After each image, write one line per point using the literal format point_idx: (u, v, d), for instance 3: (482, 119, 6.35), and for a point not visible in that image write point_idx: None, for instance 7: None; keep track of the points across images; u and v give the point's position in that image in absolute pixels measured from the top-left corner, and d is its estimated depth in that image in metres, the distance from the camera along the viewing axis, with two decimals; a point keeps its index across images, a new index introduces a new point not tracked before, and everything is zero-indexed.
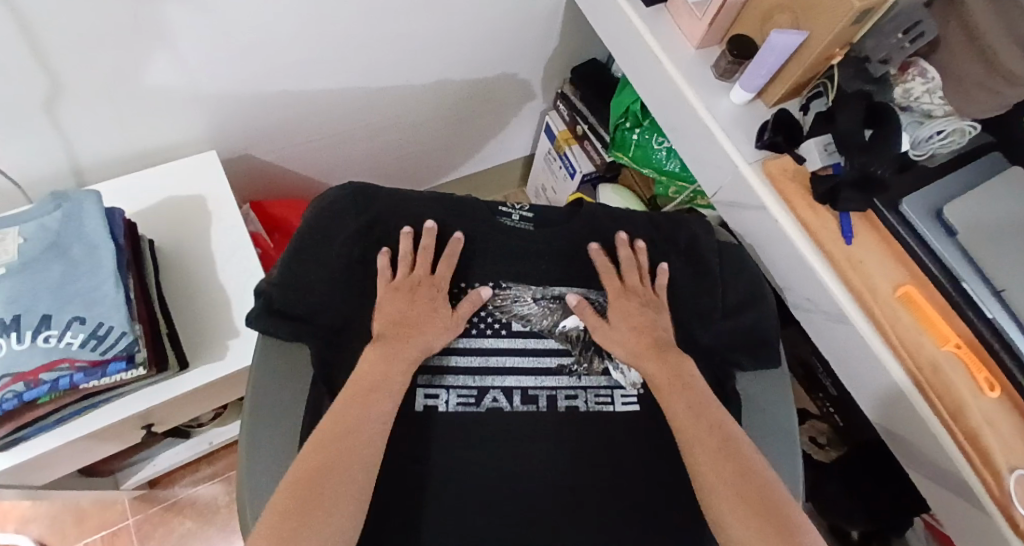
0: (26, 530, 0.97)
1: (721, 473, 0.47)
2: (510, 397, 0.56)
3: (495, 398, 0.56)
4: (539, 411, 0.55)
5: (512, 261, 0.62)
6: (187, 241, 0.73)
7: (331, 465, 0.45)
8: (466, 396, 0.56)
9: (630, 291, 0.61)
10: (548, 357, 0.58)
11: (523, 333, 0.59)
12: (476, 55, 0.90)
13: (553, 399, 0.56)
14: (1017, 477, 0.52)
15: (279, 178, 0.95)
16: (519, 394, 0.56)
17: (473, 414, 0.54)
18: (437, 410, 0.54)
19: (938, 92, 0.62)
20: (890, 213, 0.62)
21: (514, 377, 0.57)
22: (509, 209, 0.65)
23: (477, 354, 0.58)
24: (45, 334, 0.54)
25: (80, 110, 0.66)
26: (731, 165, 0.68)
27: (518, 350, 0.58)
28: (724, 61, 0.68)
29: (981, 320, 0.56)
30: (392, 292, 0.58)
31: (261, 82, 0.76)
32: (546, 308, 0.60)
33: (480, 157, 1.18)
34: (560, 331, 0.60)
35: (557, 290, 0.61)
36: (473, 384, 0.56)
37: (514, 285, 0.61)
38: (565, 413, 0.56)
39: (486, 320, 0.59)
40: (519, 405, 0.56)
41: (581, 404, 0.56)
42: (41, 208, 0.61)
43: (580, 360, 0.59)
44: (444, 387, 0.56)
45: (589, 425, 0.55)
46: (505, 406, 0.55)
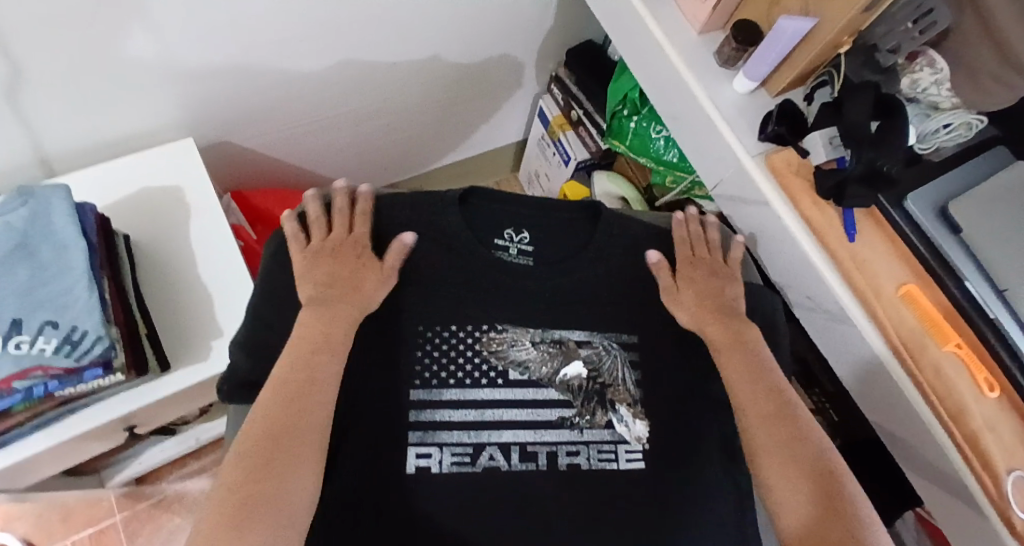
0: (10, 528, 0.95)
1: (763, 425, 0.55)
2: (508, 455, 0.56)
3: (492, 455, 0.56)
4: (539, 469, 0.56)
5: (521, 303, 0.60)
6: (164, 236, 0.69)
7: (284, 434, 0.49)
8: (461, 455, 0.55)
9: (699, 260, 0.64)
10: (548, 410, 0.58)
11: (522, 383, 0.58)
12: (465, 35, 0.86)
13: (554, 455, 0.56)
14: (1014, 477, 0.52)
15: (262, 165, 0.91)
16: (518, 451, 0.56)
17: (469, 473, 0.55)
18: (430, 470, 0.54)
19: (946, 83, 0.60)
20: (896, 210, 0.60)
21: (511, 432, 0.57)
22: (506, 241, 0.62)
23: (473, 407, 0.57)
24: (15, 340, 0.52)
25: (44, 97, 0.62)
26: (734, 158, 0.66)
27: (516, 401, 0.58)
28: (727, 47, 0.66)
29: (984, 321, 0.55)
30: (308, 259, 0.58)
31: (241, 64, 0.72)
32: (545, 353, 0.59)
33: (471, 142, 1.15)
34: (560, 378, 0.59)
35: (558, 333, 0.60)
36: (469, 442, 0.56)
37: (511, 327, 0.59)
38: (566, 471, 0.56)
39: (482, 368, 0.58)
40: (518, 462, 0.56)
41: (582, 462, 0.57)
42: (5, 204, 0.57)
43: (582, 412, 0.58)
44: (436, 446, 0.55)
45: (593, 483, 0.56)
46: (503, 464, 0.56)
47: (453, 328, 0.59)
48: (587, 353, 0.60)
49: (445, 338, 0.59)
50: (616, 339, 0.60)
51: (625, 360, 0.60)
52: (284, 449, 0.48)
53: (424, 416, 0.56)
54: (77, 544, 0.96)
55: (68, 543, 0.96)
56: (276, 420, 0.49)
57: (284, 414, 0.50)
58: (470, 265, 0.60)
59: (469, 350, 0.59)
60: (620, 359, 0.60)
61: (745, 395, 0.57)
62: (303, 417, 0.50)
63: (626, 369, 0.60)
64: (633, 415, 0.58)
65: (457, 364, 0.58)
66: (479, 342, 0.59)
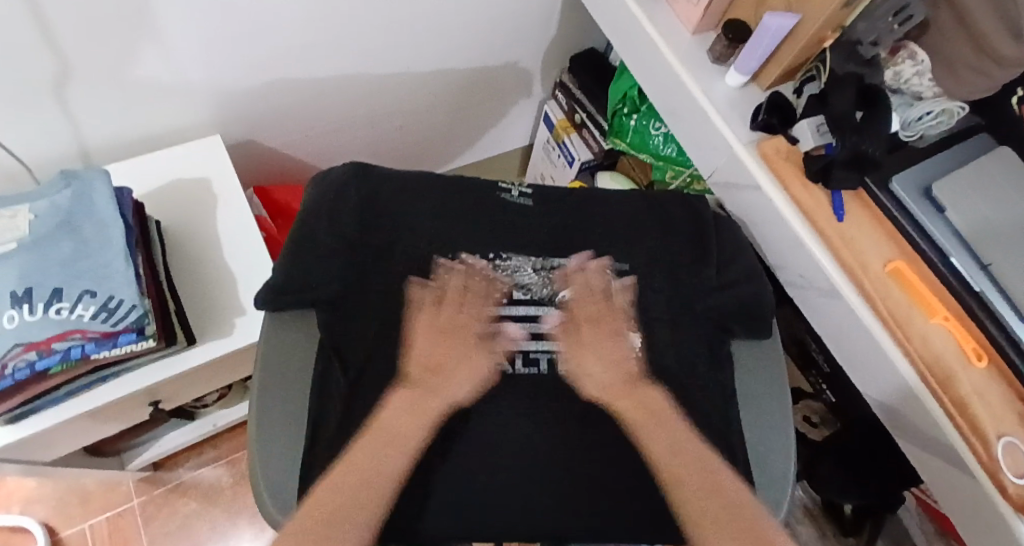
0: (30, 511, 0.98)
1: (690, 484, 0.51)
2: (513, 361, 0.57)
3: (498, 361, 0.57)
4: (541, 373, 0.57)
5: (523, 237, 0.63)
6: (191, 220, 0.74)
7: (361, 484, 0.48)
8: (470, 359, 0.57)
9: (594, 317, 0.60)
10: (548, 324, 0.60)
11: (524, 302, 0.61)
12: (475, 42, 0.92)
13: (555, 362, 0.58)
14: (1006, 443, 0.54)
15: (282, 164, 0.97)
16: (521, 357, 0.58)
17: (478, 376, 0.56)
18: (442, 373, 0.56)
19: (927, 73, 0.64)
20: (882, 191, 0.63)
21: (516, 341, 0.59)
22: (509, 185, 0.66)
23: (480, 320, 0.60)
24: (57, 306, 0.56)
25: (87, 91, 0.67)
26: (727, 146, 0.70)
27: (520, 317, 0.60)
28: (720, 44, 0.70)
29: (969, 293, 0.58)
30: (338, 319, 0.56)
31: (265, 67, 0.77)
32: (545, 278, 0.62)
33: (481, 146, 1.20)
34: (559, 300, 0.61)
35: (556, 261, 0.63)
36: (476, 348, 0.58)
37: (515, 256, 0.62)
38: (566, 375, 0.57)
39: (488, 289, 0.61)
40: (522, 367, 0.57)
41: (582, 368, 0.58)
42: (51, 185, 0.63)
43: (580, 326, 0.60)
44: (447, 351, 0.57)
45: (593, 386, 0.57)
46: (508, 369, 0.57)
47: (462, 259, 0.61)
48: (584, 278, 0.62)
49: (456, 267, 0.61)
50: (611, 267, 0.63)
51: (619, 285, 0.62)
52: (366, 494, 0.48)
53: (434, 327, 0.58)
54: (95, 528, 0.99)
55: (86, 526, 0.99)
56: (368, 451, 0.50)
57: (364, 459, 0.50)
58: (483, 207, 0.64)
59: (476, 276, 0.61)
60: (615, 283, 0.62)
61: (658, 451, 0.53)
62: (393, 453, 0.51)
63: (620, 292, 0.61)
64: (630, 329, 0.60)
65: (466, 287, 0.60)
66: (485, 268, 0.61)
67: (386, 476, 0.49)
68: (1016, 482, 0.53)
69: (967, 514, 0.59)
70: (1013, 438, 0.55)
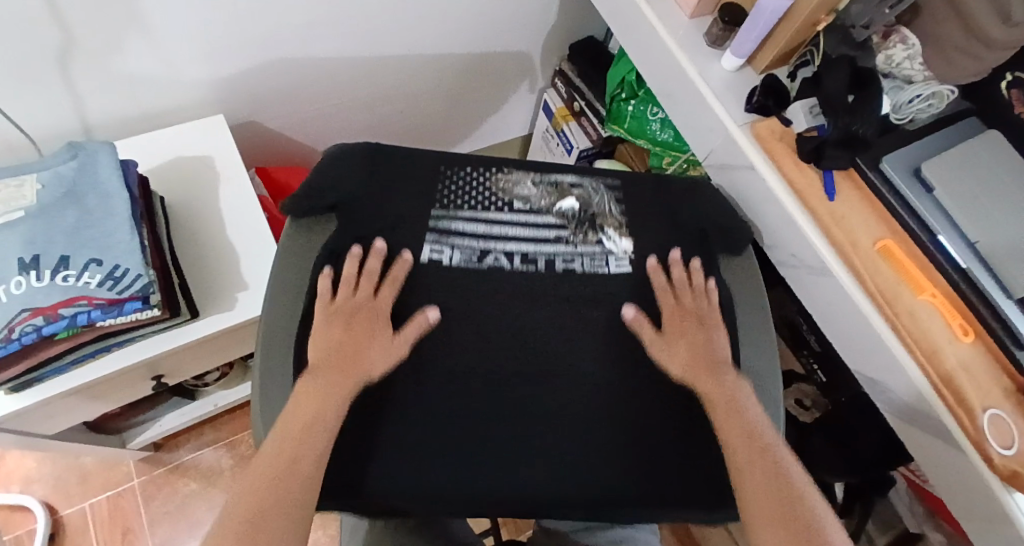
0: (31, 490, 0.99)
1: (755, 475, 0.49)
2: (510, 259, 0.62)
3: (496, 258, 0.62)
4: (538, 269, 0.62)
5: (524, 163, 0.69)
6: (194, 196, 0.75)
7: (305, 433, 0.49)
8: (469, 255, 0.62)
9: (685, 311, 0.60)
10: (547, 229, 0.65)
11: (524, 211, 0.65)
12: (475, 27, 0.93)
13: (551, 261, 0.63)
14: (991, 415, 0.56)
15: (285, 146, 0.98)
16: (519, 256, 0.62)
17: (475, 268, 0.61)
18: (442, 263, 0.61)
19: (918, 57, 0.66)
20: (873, 172, 0.64)
21: (514, 242, 0.63)
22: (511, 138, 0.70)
23: (481, 223, 0.63)
24: (63, 273, 0.57)
25: (92, 66, 0.68)
26: (723, 128, 0.71)
27: (520, 223, 0.64)
28: (716, 27, 0.72)
29: (956, 270, 0.59)
30: (329, 315, 0.56)
31: (268, 45, 0.78)
32: (544, 191, 0.67)
33: (481, 134, 1.22)
34: (557, 210, 0.66)
35: (554, 177, 0.69)
36: (476, 246, 0.62)
37: (515, 172, 0.68)
38: (561, 272, 0.62)
39: (492, 197, 0.65)
40: (519, 264, 0.62)
41: (577, 267, 0.62)
42: (58, 157, 0.64)
43: (575, 232, 0.65)
44: (449, 246, 0.62)
45: (584, 282, 0.62)
46: (505, 265, 0.62)
47: (468, 171, 0.66)
48: (579, 192, 0.68)
49: (462, 177, 0.66)
50: (603, 184, 0.69)
51: (611, 198, 0.68)
52: (305, 442, 0.48)
53: (441, 225, 0.63)
54: (95, 507, 0.99)
55: (87, 505, 0.99)
56: (314, 394, 0.51)
57: (307, 405, 0.50)
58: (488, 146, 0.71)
59: (479, 184, 0.66)
60: (608, 197, 0.68)
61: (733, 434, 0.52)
62: (332, 397, 0.52)
63: (613, 204, 0.67)
64: (619, 235, 0.65)
65: (468, 193, 0.65)
66: (488, 180, 0.67)
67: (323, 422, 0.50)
68: (1001, 452, 0.54)
69: (956, 487, 0.61)
70: (997, 410, 0.56)
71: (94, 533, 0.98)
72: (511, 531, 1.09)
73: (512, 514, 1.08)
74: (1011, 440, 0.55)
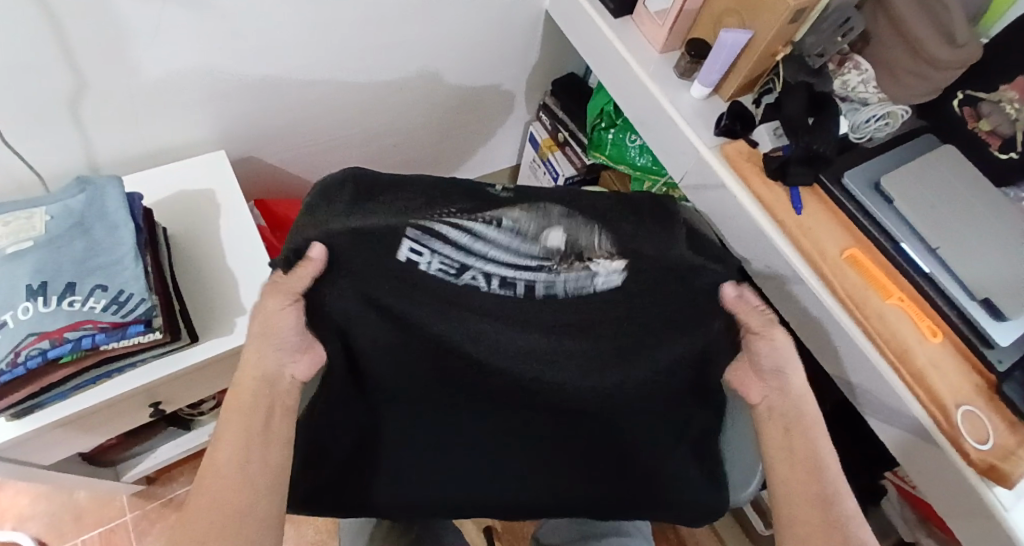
0: (23, 527, 0.98)
1: (801, 506, 0.48)
2: (488, 278, 0.44)
3: (474, 275, 0.44)
4: (524, 265, 0.43)
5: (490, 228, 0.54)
6: (194, 227, 0.78)
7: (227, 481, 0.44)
8: (448, 264, 0.43)
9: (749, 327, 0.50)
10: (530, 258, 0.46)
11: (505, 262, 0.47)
12: (462, 65, 0.99)
13: (533, 274, 0.44)
14: (963, 412, 0.58)
15: (282, 180, 1.03)
16: (497, 278, 0.44)
17: (449, 278, 0.43)
18: (418, 265, 0.42)
19: (872, 82, 0.71)
20: (836, 187, 0.68)
21: (492, 262, 0.45)
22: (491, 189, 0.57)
23: (446, 261, 0.45)
24: (69, 299, 0.60)
25: (99, 106, 0.72)
26: (695, 150, 0.76)
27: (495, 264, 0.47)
28: (684, 60, 0.77)
29: (920, 275, 0.63)
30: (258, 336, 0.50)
31: (269, 85, 0.83)
32: None
33: (470, 166, 1.27)
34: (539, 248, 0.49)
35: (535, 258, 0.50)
36: (455, 259, 0.43)
37: None
38: (544, 267, 0.43)
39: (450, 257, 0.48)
40: (496, 284, 0.44)
41: (560, 277, 0.44)
42: (67, 191, 0.67)
43: (562, 261, 0.46)
44: (429, 255, 0.42)
45: (571, 274, 0.43)
46: (483, 283, 0.44)
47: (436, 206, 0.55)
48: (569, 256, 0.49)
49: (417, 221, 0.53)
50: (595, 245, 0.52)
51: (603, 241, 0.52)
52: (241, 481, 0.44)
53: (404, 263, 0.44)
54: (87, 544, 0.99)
55: (79, 541, 0.99)
56: (232, 425, 0.47)
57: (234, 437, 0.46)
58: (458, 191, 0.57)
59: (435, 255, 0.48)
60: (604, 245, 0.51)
61: (784, 462, 0.51)
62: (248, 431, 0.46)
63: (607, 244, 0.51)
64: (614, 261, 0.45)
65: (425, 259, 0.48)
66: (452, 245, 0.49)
67: (263, 460, 0.46)
68: (976, 445, 0.56)
69: (938, 485, 0.62)
70: (970, 406, 0.58)
71: None
72: None
73: (508, 537, 1.08)
74: (987, 436, 0.57)
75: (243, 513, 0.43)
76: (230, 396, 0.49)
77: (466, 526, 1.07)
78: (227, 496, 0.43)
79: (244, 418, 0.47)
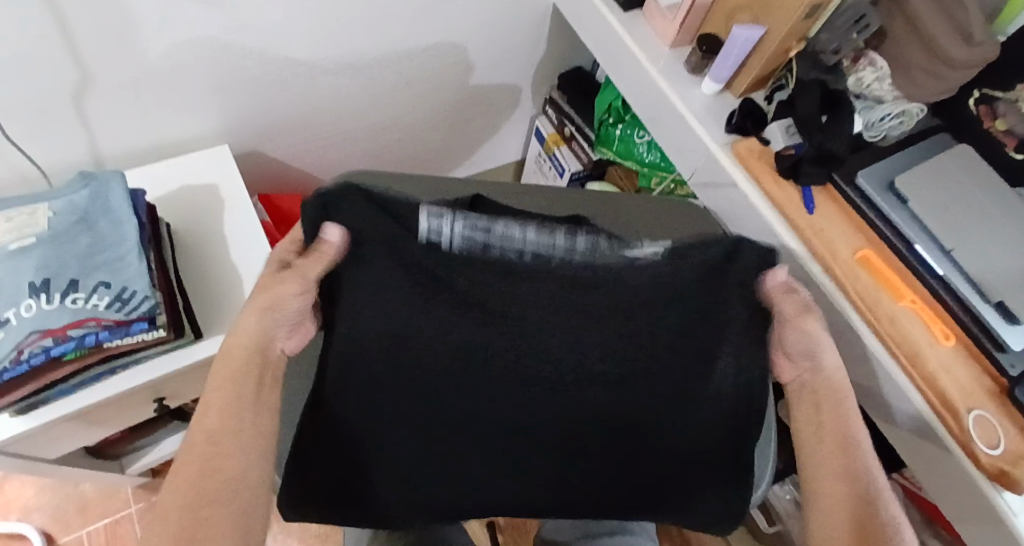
0: (29, 519, 0.98)
1: (832, 499, 0.51)
2: (522, 230, 0.49)
3: (506, 228, 0.49)
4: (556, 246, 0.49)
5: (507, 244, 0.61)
6: (198, 222, 0.78)
7: (214, 449, 0.46)
8: (473, 225, 0.49)
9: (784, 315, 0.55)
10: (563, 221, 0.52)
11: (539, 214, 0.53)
12: (469, 58, 0.97)
13: (573, 237, 0.50)
14: (975, 417, 0.57)
15: (287, 174, 1.02)
16: (533, 227, 0.49)
17: (478, 241, 0.48)
18: (439, 236, 0.48)
19: (887, 79, 0.69)
20: (849, 187, 0.67)
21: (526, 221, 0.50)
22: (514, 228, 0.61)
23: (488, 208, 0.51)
24: (73, 296, 0.59)
25: (102, 100, 0.72)
26: (705, 148, 0.75)
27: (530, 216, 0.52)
28: (694, 56, 0.76)
29: (934, 277, 0.62)
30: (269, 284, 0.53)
31: (274, 79, 0.82)
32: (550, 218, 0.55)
33: (476, 160, 1.26)
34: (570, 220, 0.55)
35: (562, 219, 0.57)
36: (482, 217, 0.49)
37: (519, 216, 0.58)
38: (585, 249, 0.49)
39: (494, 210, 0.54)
40: (534, 236, 0.49)
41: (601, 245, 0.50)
42: (70, 186, 0.66)
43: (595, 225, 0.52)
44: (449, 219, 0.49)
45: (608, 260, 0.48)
46: (517, 238, 0.48)
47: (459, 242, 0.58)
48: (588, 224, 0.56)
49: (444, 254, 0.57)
50: None
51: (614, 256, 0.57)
52: (227, 450, 0.47)
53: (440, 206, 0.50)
54: (91, 535, 0.99)
55: (84, 534, 0.99)
56: (222, 394, 0.49)
57: (223, 410, 0.48)
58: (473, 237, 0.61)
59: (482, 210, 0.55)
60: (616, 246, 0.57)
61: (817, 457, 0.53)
62: (239, 403, 0.48)
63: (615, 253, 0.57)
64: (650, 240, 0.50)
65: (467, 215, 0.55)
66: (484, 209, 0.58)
67: (247, 433, 0.48)
68: (987, 451, 0.55)
69: (946, 490, 0.62)
70: (982, 411, 0.57)
71: None
72: None
73: (511, 533, 1.08)
74: (998, 441, 0.56)
75: (224, 483, 0.45)
76: (219, 362, 0.50)
77: (469, 522, 1.07)
78: (220, 454, 0.46)
79: (236, 386, 0.49)
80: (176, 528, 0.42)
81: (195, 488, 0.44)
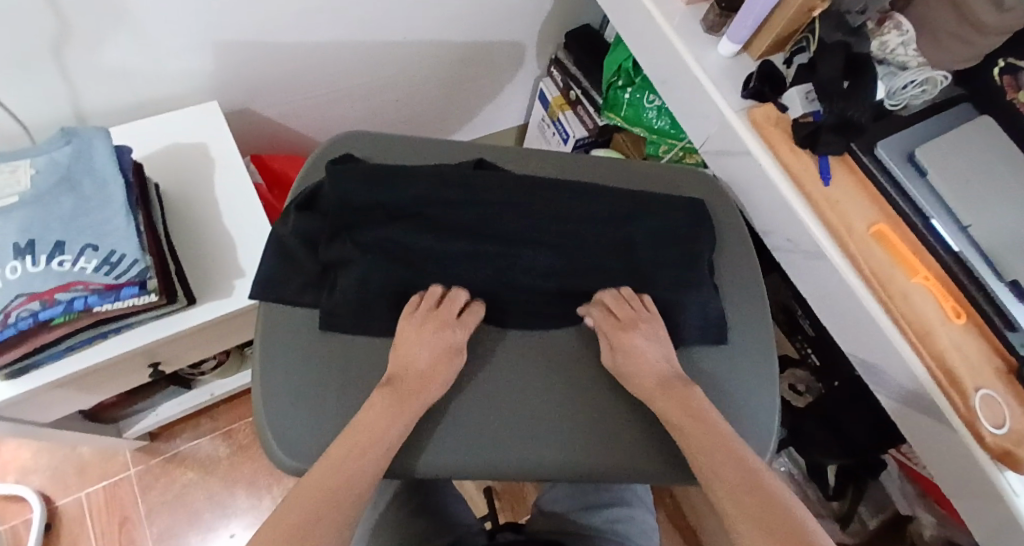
0: (27, 480, 0.99)
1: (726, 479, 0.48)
2: None
3: None
4: None
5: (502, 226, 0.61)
6: (190, 184, 0.75)
7: (372, 443, 0.50)
8: None
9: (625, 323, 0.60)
10: None
11: None
12: (470, 15, 0.93)
13: None
14: (982, 396, 0.56)
15: (281, 134, 0.98)
16: None
17: None
18: None
19: (912, 44, 0.65)
20: (867, 157, 0.65)
21: None
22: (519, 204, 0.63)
23: None
24: (59, 259, 0.57)
25: (83, 51, 0.67)
26: (719, 114, 0.72)
27: None
28: (712, 14, 0.72)
29: (947, 252, 0.60)
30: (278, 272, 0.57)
31: (266, 32, 0.78)
32: None
33: (478, 122, 1.22)
34: None
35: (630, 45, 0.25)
36: None
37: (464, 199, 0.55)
38: None
39: None
40: None
41: None
42: (52, 143, 0.63)
43: None
44: None
45: None
46: None
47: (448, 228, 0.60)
48: None
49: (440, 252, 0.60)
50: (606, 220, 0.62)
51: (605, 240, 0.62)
52: (367, 447, 0.50)
53: None
54: (90, 496, 1.00)
55: (83, 495, 1.00)
56: (398, 395, 0.54)
57: (402, 408, 0.53)
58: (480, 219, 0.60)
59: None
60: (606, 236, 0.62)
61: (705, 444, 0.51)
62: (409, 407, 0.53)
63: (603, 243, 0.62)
64: None
65: None
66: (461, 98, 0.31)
67: (386, 436, 0.52)
68: (992, 430, 0.54)
69: (946, 464, 0.62)
70: (989, 390, 0.57)
71: (91, 521, 0.99)
72: (508, 515, 1.10)
73: (509, 498, 1.10)
74: (1003, 420, 0.55)
75: (353, 476, 0.47)
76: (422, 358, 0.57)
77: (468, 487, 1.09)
78: (364, 445, 0.50)
79: (417, 392, 0.55)
80: (322, 500, 0.45)
81: (334, 469, 0.47)
